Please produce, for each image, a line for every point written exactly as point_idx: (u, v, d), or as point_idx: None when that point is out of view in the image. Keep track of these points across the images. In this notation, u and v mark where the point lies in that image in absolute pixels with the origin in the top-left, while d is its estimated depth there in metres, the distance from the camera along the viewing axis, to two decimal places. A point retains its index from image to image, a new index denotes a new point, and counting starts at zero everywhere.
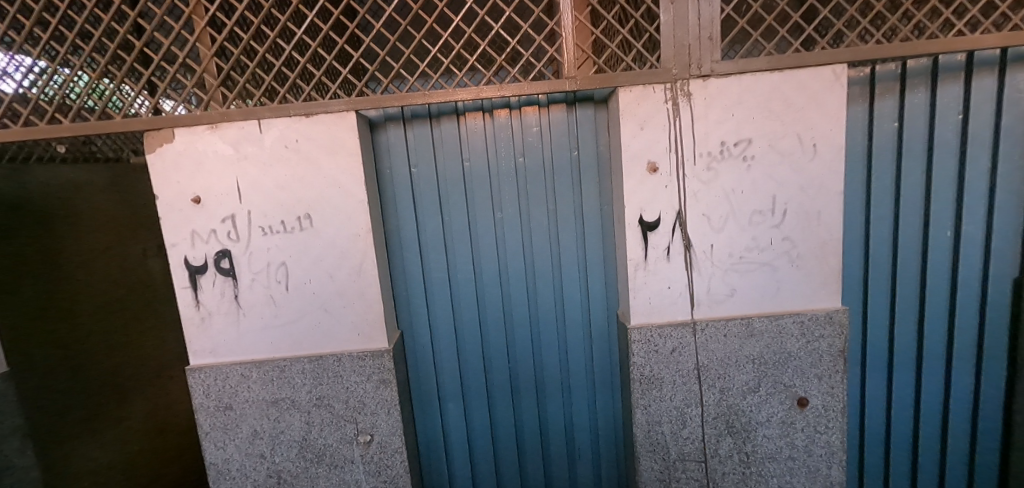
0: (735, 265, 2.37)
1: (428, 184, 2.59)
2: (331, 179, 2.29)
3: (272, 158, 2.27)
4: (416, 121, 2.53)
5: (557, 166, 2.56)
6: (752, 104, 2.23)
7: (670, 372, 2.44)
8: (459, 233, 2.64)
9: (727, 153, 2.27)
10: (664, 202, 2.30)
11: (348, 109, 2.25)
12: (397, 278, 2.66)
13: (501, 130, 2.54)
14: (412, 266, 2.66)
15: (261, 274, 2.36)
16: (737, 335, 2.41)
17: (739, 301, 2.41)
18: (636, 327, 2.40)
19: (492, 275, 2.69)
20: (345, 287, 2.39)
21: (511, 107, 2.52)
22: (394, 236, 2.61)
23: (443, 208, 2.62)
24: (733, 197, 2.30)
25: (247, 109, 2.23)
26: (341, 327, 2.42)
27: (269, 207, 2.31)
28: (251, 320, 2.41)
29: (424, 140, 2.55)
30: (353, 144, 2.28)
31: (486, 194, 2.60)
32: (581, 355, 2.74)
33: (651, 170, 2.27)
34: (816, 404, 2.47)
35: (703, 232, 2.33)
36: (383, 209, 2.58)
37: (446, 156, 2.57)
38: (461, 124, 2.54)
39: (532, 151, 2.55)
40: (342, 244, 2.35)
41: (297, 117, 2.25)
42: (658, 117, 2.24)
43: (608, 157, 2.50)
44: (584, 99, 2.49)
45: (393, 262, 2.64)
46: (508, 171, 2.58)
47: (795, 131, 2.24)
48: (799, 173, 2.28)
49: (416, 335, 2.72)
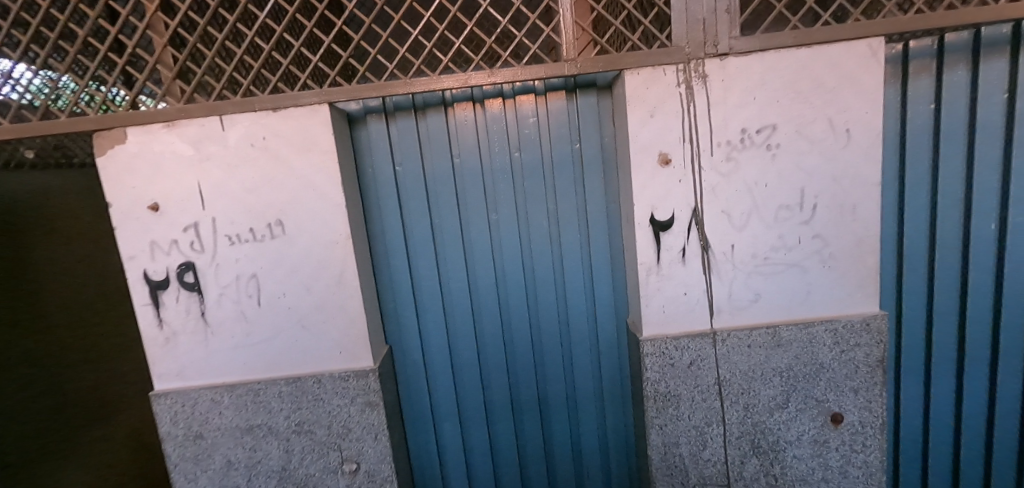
0: (759, 267, 2.11)
1: (415, 184, 2.35)
2: (304, 180, 2.05)
3: (237, 159, 2.02)
4: (400, 114, 2.28)
5: (557, 161, 2.30)
6: (777, 86, 1.97)
7: (688, 388, 2.19)
8: (451, 237, 2.40)
9: (750, 141, 2.01)
10: (678, 199, 2.05)
11: (320, 102, 2.00)
12: (385, 288, 2.43)
13: (494, 121, 2.29)
14: (400, 275, 2.42)
15: (229, 288, 2.12)
16: (762, 346, 2.15)
17: (764, 307, 2.15)
18: (648, 339, 2.15)
19: (488, 284, 2.45)
20: (324, 300, 2.14)
21: (505, 96, 2.26)
22: (379, 242, 2.38)
23: (432, 211, 2.38)
24: (757, 191, 2.05)
25: (207, 104, 1.98)
26: (321, 345, 2.18)
27: (236, 213, 2.07)
28: (221, 339, 2.16)
29: (408, 135, 2.30)
30: (328, 140, 2.03)
31: (479, 194, 2.35)
32: (588, 367, 2.50)
33: (663, 162, 2.02)
34: (852, 421, 2.21)
35: (723, 231, 2.08)
36: (367, 213, 2.34)
37: (434, 152, 2.32)
38: (449, 117, 2.29)
39: (528, 144, 2.30)
40: (320, 254, 2.11)
41: (263, 112, 2.00)
42: (670, 103, 1.98)
43: (614, 150, 2.25)
44: (586, 85, 2.22)
45: (379, 270, 2.40)
46: (503, 168, 2.33)
47: (826, 115, 1.99)
48: (831, 162, 2.02)
49: (406, 349, 2.49)
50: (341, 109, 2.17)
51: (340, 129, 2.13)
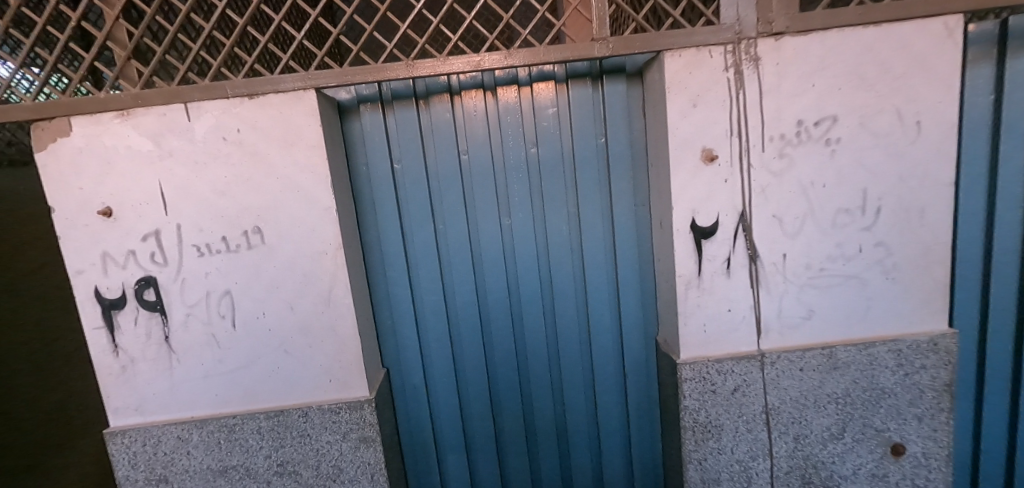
0: (814, 279, 1.84)
1: (416, 183, 2.04)
2: (287, 181, 1.74)
3: (206, 154, 1.70)
4: (398, 104, 1.98)
5: (579, 157, 2.02)
6: (839, 71, 1.70)
7: (731, 417, 1.92)
8: (457, 244, 2.10)
9: (806, 135, 1.74)
10: (722, 202, 1.78)
11: (305, 87, 1.68)
12: (381, 304, 2.12)
13: (506, 112, 2.00)
14: (399, 288, 2.12)
15: (197, 307, 1.80)
16: (817, 369, 1.88)
17: (818, 326, 1.88)
18: (687, 363, 1.88)
19: (500, 298, 2.15)
20: (311, 320, 1.84)
21: (520, 84, 1.98)
22: (375, 250, 2.08)
23: (435, 214, 2.07)
24: (813, 193, 1.78)
25: (169, 89, 1.66)
26: (307, 374, 1.87)
27: (205, 219, 1.75)
28: (188, 368, 1.84)
29: (408, 127, 2.00)
30: (315, 133, 1.72)
31: (490, 195, 2.06)
32: (612, 390, 2.22)
33: (707, 158, 1.74)
34: (915, 453, 1.95)
35: (774, 239, 1.81)
36: (360, 217, 2.04)
37: (438, 147, 2.02)
38: (456, 107, 2.00)
39: (546, 138, 2.01)
40: (306, 266, 1.81)
41: (237, 99, 1.68)
42: (716, 90, 1.71)
43: (644, 145, 1.98)
44: (613, 71, 1.94)
45: (374, 282, 2.10)
46: (517, 165, 2.04)
47: (893, 105, 1.72)
48: (897, 159, 1.76)
49: (406, 372, 2.19)
50: (330, 98, 1.87)
51: (329, 121, 1.82)
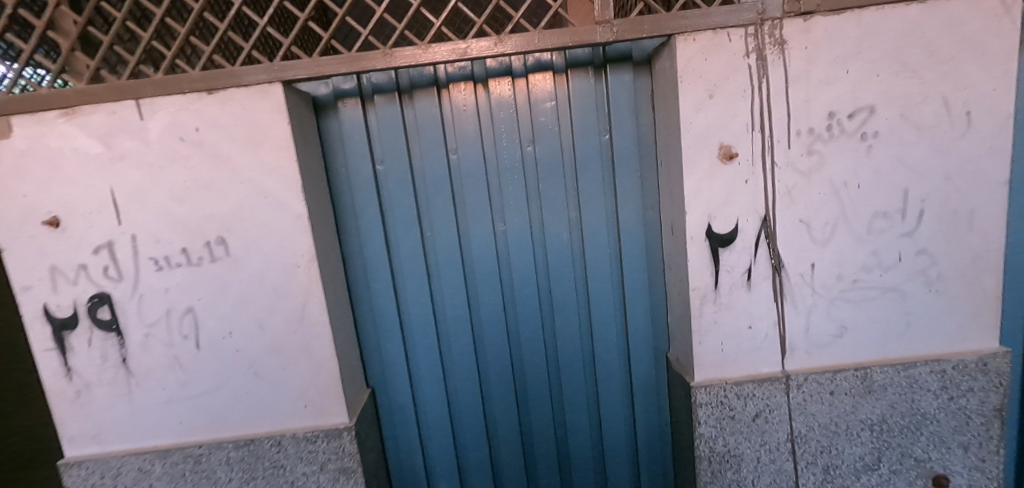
0: (847, 292, 1.63)
1: (400, 186, 1.85)
2: (252, 186, 1.55)
3: (161, 157, 1.52)
4: (379, 99, 1.79)
5: (581, 156, 1.81)
6: (877, 56, 1.49)
7: (752, 446, 1.72)
8: (447, 252, 1.91)
9: (839, 129, 1.53)
10: (743, 206, 1.57)
11: (270, 80, 1.49)
12: (365, 318, 1.94)
13: (499, 107, 1.80)
14: (384, 301, 1.93)
15: (157, 327, 1.63)
16: (848, 392, 1.67)
17: (850, 344, 1.67)
18: (703, 386, 1.68)
19: (494, 311, 1.96)
20: (283, 339, 1.65)
21: (514, 75, 1.78)
22: (358, 260, 1.90)
23: (422, 221, 1.88)
24: (846, 195, 1.56)
25: (118, 84, 1.47)
26: (280, 399, 1.69)
27: (163, 229, 1.57)
28: (149, 393, 1.67)
29: (391, 125, 1.81)
30: (282, 132, 1.53)
31: (482, 199, 1.86)
32: (619, 411, 2.03)
33: (726, 157, 1.54)
34: (960, 486, 1.73)
35: (801, 246, 1.60)
36: (339, 224, 1.86)
37: (424, 146, 1.82)
38: (443, 101, 1.80)
39: (544, 135, 1.81)
40: (277, 280, 1.62)
41: (194, 94, 1.49)
42: (736, 79, 1.50)
43: (654, 142, 1.78)
44: (618, 59, 1.74)
45: (356, 294, 1.92)
46: (512, 166, 1.84)
47: (939, 93, 1.51)
48: (943, 156, 1.54)
49: (394, 392, 2.01)
50: (303, 93, 1.69)
51: (301, 119, 1.64)
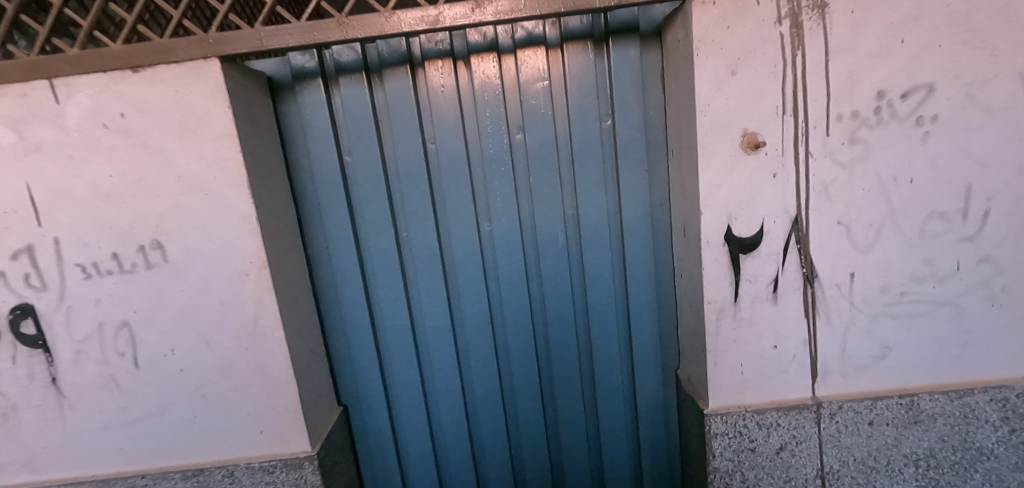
0: (892, 307, 1.38)
1: (371, 180, 1.62)
2: (191, 181, 1.33)
3: (83, 147, 1.30)
4: (345, 79, 1.55)
5: (578, 146, 1.56)
6: (939, 21, 1.21)
7: (775, 483, 1.49)
8: (426, 255, 1.68)
9: (889, 112, 1.26)
10: (769, 205, 1.32)
11: (206, 55, 1.26)
12: (335, 329, 1.73)
13: (483, 88, 1.55)
14: (356, 310, 1.71)
15: (89, 343, 1.42)
16: (891, 423, 1.43)
17: (894, 367, 1.42)
18: (719, 415, 1.44)
19: (480, 322, 1.74)
20: (233, 358, 1.44)
21: (500, 51, 1.53)
22: (326, 265, 1.68)
23: (397, 219, 1.65)
24: (895, 191, 1.30)
25: (28, 60, 1.25)
26: (232, 425, 1.49)
27: (89, 232, 1.35)
28: (84, 417, 1.47)
29: (358, 110, 1.57)
30: (223, 118, 1.30)
31: (465, 195, 1.62)
32: (621, 433, 1.81)
33: (750, 146, 1.28)
34: None
35: (838, 253, 1.35)
36: (303, 222, 1.65)
37: (397, 134, 1.58)
38: (419, 82, 1.56)
39: (536, 121, 1.56)
40: (224, 290, 1.40)
41: (117, 73, 1.26)
42: (764, 51, 1.24)
43: (664, 128, 1.53)
44: (622, 31, 1.48)
45: (324, 303, 1.71)
46: (499, 157, 1.59)
47: (1016, 67, 1.23)
48: (1018, 144, 1.27)
49: (369, 410, 1.79)
50: (254, 72, 1.45)
51: (251, 102, 1.41)
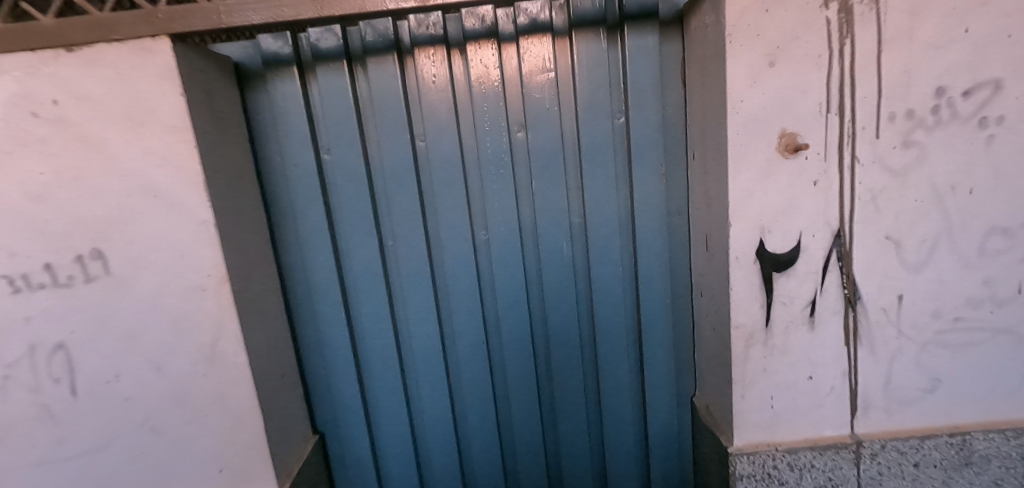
0: (944, 335, 1.21)
1: (352, 181, 1.43)
2: (138, 181, 1.14)
3: (7, 140, 1.10)
4: (324, 67, 1.36)
5: (586, 146, 1.38)
6: (1011, 8, 1.05)
7: None
8: (414, 266, 1.49)
9: (949, 113, 1.09)
10: (808, 217, 1.15)
11: (154, 33, 1.07)
12: (311, 349, 1.54)
13: (481, 80, 1.37)
14: (334, 327, 1.52)
15: (16, 368, 1.21)
16: (938, 465, 1.26)
17: (943, 403, 1.25)
18: (746, 455, 1.26)
19: (473, 342, 1.55)
20: (189, 385, 1.25)
21: (500, 38, 1.35)
22: (301, 276, 1.49)
23: (382, 226, 1.47)
24: (952, 204, 1.14)
25: None
26: (187, 461, 1.29)
27: (15, 239, 1.14)
28: (11, 453, 1.26)
29: (338, 102, 1.38)
30: (176, 108, 1.11)
31: (459, 199, 1.44)
32: (629, 464, 1.63)
33: (789, 149, 1.11)
34: None
35: (885, 273, 1.18)
36: (276, 228, 1.47)
37: (383, 130, 1.40)
38: (407, 72, 1.38)
39: (539, 118, 1.38)
40: (177, 308, 1.21)
41: (49, 52, 1.07)
42: (808, 39, 1.06)
43: (684, 127, 1.36)
44: (640, 16, 1.30)
45: (299, 318, 1.52)
46: (497, 157, 1.41)
47: None
48: None
49: (349, 439, 1.60)
50: (219, 56, 1.27)
51: (212, 90, 1.22)
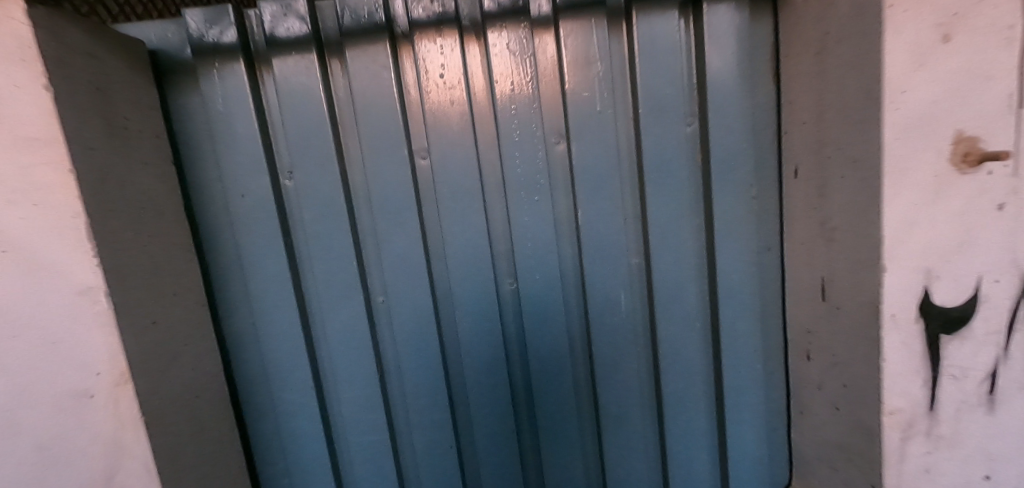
0: None
1: (327, 215, 1.04)
2: None
3: None
4: (282, 60, 0.98)
5: (649, 163, 1.02)
6: None
7: None
8: (413, 329, 1.09)
9: None
10: (996, 255, 0.80)
11: None
12: (275, 443, 1.13)
13: (506, 75, 1.00)
14: (307, 414, 1.11)
15: None
16: None
17: None
18: None
19: (496, 427, 1.14)
20: None
21: (531, 16, 0.98)
22: (254, 347, 1.09)
23: (368, 274, 1.08)
24: None
25: None
26: None
27: None
28: None
29: (306, 107, 1.00)
30: (31, 110, 0.68)
31: (477, 237, 1.05)
32: None
33: (970, 160, 0.77)
34: None
35: None
36: (217, 278, 1.06)
37: (369, 144, 1.01)
38: (403, 65, 1.00)
39: (586, 125, 1.01)
40: (51, 427, 0.76)
41: None
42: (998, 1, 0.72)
43: (778, 134, 1.02)
44: None
45: (254, 402, 1.11)
46: (528, 178, 1.03)
47: None
48: None
49: None
50: (128, 42, 0.87)
51: (111, 85, 0.81)
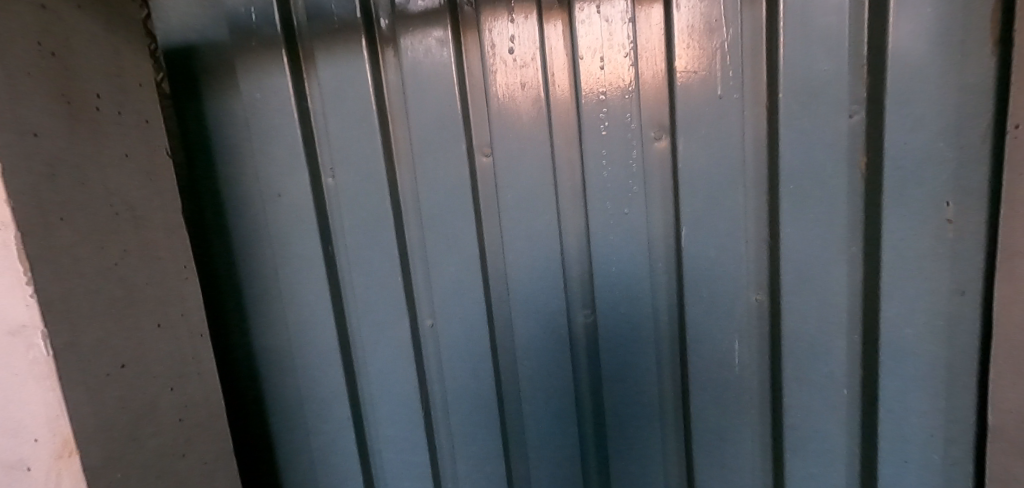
0: None
1: (371, 222, 0.83)
2: None
3: None
4: (324, 35, 0.78)
5: (787, 168, 0.73)
6: None
7: None
8: (467, 369, 0.86)
9: None
10: None
11: None
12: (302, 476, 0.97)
13: (600, 48, 0.73)
14: (332, 447, 0.94)
15: None
16: None
17: None
18: None
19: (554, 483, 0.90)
20: None
21: None
22: (288, 374, 0.93)
23: (414, 300, 0.86)
24: None
25: None
26: None
27: None
28: None
29: (349, 90, 0.79)
30: None
31: (547, 260, 0.80)
32: None
33: None
34: None
35: None
36: (247, 294, 0.91)
37: (421, 138, 0.78)
38: (462, 38, 0.76)
39: (701, 112, 0.73)
40: None
41: None
42: None
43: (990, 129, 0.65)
44: None
45: (285, 435, 0.96)
46: (619, 182, 0.77)
47: None
48: None
49: None
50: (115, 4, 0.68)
51: (76, 53, 0.61)
